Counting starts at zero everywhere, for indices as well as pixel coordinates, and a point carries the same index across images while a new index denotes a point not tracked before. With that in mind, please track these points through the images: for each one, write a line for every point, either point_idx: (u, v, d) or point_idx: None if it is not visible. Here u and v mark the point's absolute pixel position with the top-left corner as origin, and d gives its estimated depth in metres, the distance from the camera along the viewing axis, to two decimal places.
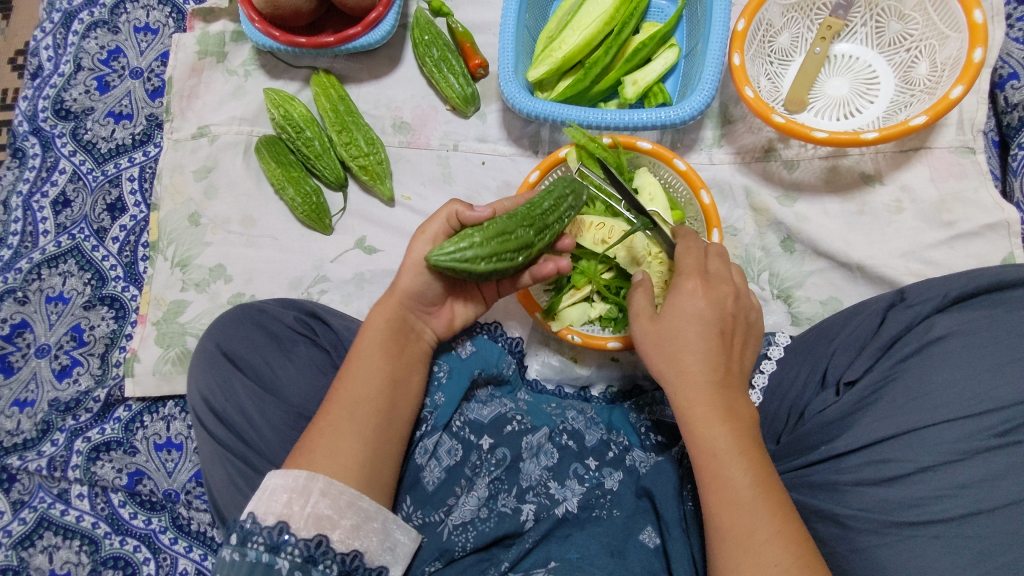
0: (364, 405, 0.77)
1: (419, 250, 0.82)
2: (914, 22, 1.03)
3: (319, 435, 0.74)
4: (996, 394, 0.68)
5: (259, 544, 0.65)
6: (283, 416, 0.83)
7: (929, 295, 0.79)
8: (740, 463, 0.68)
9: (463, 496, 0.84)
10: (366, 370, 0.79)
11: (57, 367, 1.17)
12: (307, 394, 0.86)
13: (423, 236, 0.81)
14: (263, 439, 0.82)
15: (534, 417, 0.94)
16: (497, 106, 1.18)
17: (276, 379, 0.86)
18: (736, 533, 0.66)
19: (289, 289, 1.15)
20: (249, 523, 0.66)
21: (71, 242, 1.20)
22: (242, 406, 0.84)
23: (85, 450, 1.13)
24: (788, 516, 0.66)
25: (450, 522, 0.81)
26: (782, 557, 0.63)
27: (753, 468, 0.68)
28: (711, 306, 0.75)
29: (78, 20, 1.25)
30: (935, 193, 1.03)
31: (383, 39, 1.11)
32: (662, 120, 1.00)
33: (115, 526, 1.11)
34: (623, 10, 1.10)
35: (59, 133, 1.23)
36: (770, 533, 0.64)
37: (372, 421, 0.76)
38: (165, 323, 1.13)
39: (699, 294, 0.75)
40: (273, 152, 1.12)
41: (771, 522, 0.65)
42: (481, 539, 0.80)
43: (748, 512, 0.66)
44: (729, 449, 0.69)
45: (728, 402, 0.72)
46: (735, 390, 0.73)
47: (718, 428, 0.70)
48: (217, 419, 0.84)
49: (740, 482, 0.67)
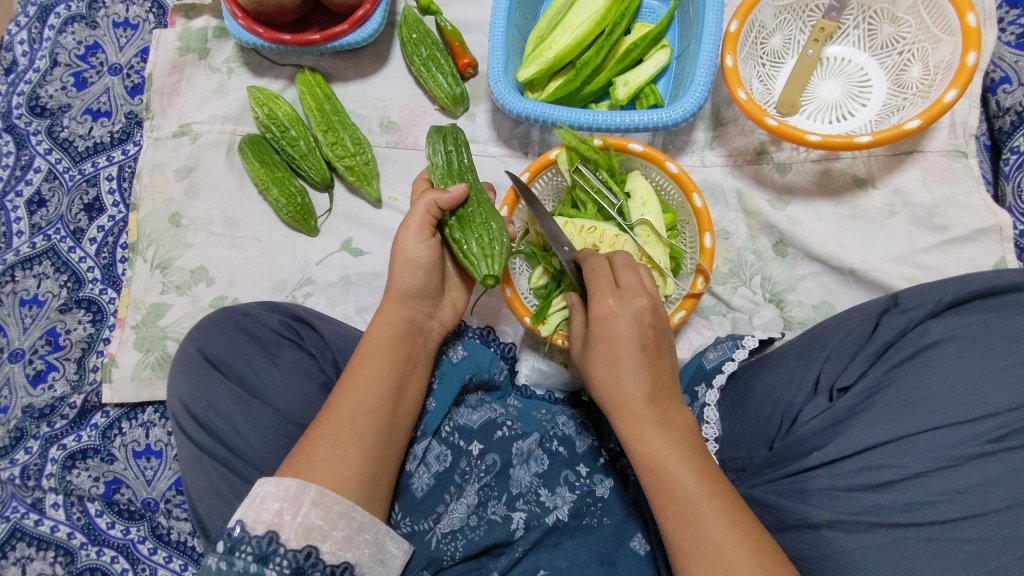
0: (365, 414, 0.74)
1: (406, 246, 0.84)
2: (906, 25, 1.02)
3: (317, 442, 0.71)
4: (990, 401, 0.67)
5: (246, 555, 0.63)
6: (268, 421, 0.80)
7: (924, 299, 0.77)
8: (685, 471, 0.67)
9: (453, 503, 0.81)
10: (369, 376, 0.77)
11: (31, 372, 1.13)
12: (293, 399, 0.83)
13: (407, 232, 0.84)
14: (248, 444, 0.79)
15: (524, 423, 0.91)
16: (486, 106, 1.16)
17: (262, 385, 0.84)
18: (693, 542, 0.64)
19: (274, 292, 1.12)
20: (238, 531, 0.64)
21: (47, 243, 1.16)
22: (225, 412, 0.81)
23: (60, 457, 1.10)
24: (743, 516, 0.65)
25: (439, 530, 0.79)
26: (742, 556, 0.61)
27: (698, 473, 0.67)
28: (629, 321, 0.74)
29: (55, 14, 1.22)
30: (927, 197, 1.02)
31: (370, 37, 1.09)
32: (654, 122, 0.99)
33: (92, 536, 1.07)
34: (614, 10, 1.08)
35: (35, 131, 1.20)
36: (721, 536, 0.63)
37: (372, 429, 0.74)
38: (145, 327, 1.10)
39: (616, 310, 0.74)
40: (257, 152, 1.10)
41: (725, 523, 0.63)
42: (472, 548, 0.78)
43: (698, 521, 0.64)
44: (672, 457, 0.68)
45: (663, 413, 0.71)
46: (667, 403, 0.72)
47: (654, 439, 0.69)
48: (200, 426, 0.82)
49: (688, 490, 0.66)
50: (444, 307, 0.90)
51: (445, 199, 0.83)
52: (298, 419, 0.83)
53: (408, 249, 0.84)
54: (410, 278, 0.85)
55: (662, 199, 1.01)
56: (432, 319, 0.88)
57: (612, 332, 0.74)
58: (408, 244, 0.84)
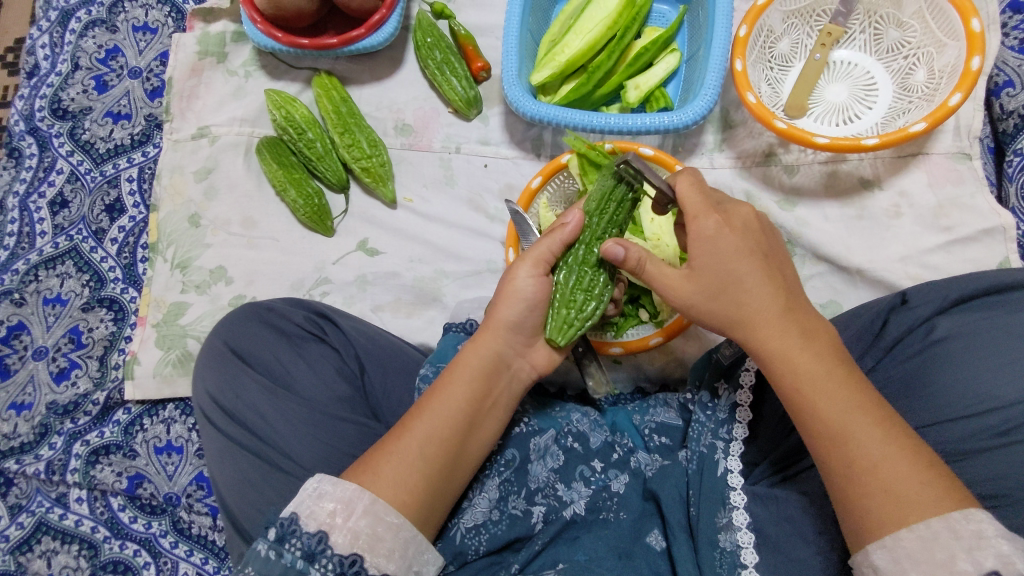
0: (435, 441, 0.75)
1: (521, 281, 0.81)
2: (912, 29, 1.05)
3: (385, 459, 0.73)
4: (997, 394, 0.69)
5: (296, 549, 0.64)
6: (295, 411, 0.84)
7: (931, 297, 0.79)
8: (838, 388, 0.67)
9: (476, 499, 0.85)
10: (448, 401, 0.77)
11: (54, 369, 1.15)
12: (317, 388, 0.87)
13: (527, 261, 0.81)
14: (277, 432, 0.83)
15: (541, 418, 0.93)
16: (499, 109, 1.19)
17: (288, 375, 0.89)
18: (858, 464, 0.64)
19: (291, 291, 1.14)
20: (292, 524, 0.66)
21: (69, 243, 1.18)
22: (253, 403, 0.85)
23: (84, 453, 1.11)
24: (902, 433, 0.64)
25: (462, 525, 0.83)
26: (907, 470, 0.62)
27: (852, 388, 0.67)
28: (740, 236, 0.73)
29: (76, 18, 1.24)
30: (932, 199, 1.05)
31: (386, 41, 1.12)
32: (665, 126, 1.01)
33: (115, 530, 1.09)
34: (626, 14, 1.10)
35: (57, 133, 1.22)
36: (883, 453, 0.63)
37: (436, 458, 0.75)
38: (165, 325, 1.12)
39: (728, 227, 0.73)
40: (275, 154, 1.13)
41: (890, 442, 0.63)
42: (494, 542, 0.82)
43: (852, 444, 0.64)
44: (824, 376, 0.67)
45: (804, 326, 0.70)
46: (804, 314, 0.72)
47: (806, 356, 0.69)
48: (228, 416, 0.86)
49: (843, 407, 0.66)
50: (541, 349, 0.86)
51: (567, 231, 0.81)
52: (323, 407, 0.85)
53: (517, 280, 0.81)
54: (511, 311, 0.81)
55: None
56: (523, 357, 0.85)
57: (731, 251, 0.72)
58: (523, 275, 0.81)
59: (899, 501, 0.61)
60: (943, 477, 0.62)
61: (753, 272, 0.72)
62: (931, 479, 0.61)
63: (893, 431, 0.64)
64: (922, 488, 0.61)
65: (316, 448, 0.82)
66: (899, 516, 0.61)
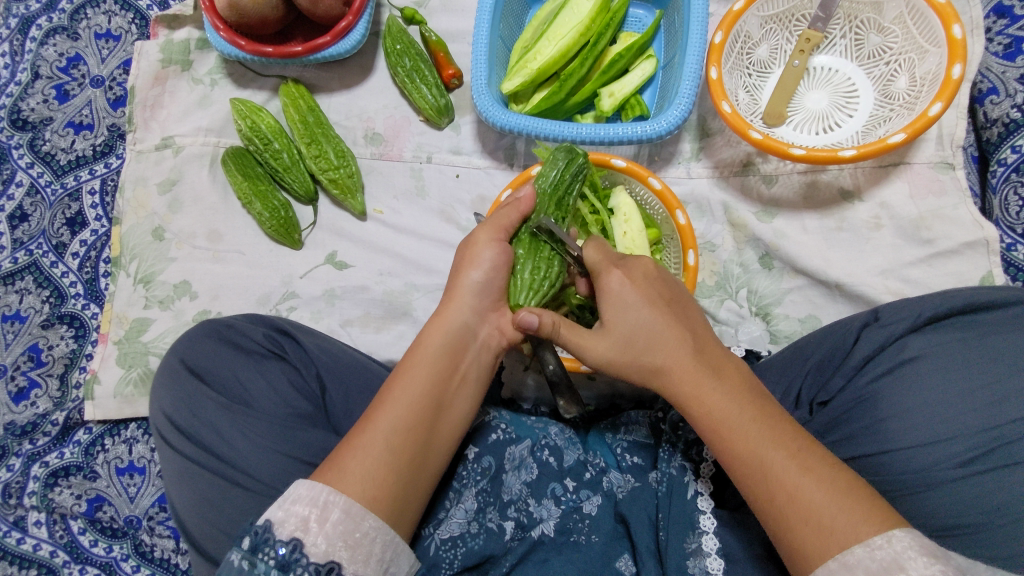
0: (402, 431, 0.70)
1: (487, 251, 0.80)
2: (893, 34, 1.02)
3: (351, 454, 0.67)
4: (964, 419, 0.66)
5: (268, 559, 0.58)
6: (253, 428, 0.80)
7: (903, 314, 0.75)
8: (754, 420, 0.65)
9: (452, 510, 0.81)
10: (411, 385, 0.73)
11: (13, 389, 1.12)
12: (277, 404, 0.84)
13: (489, 226, 0.82)
14: (234, 451, 0.80)
15: (517, 427, 0.90)
16: (471, 118, 1.15)
17: (246, 393, 0.85)
18: (787, 493, 0.61)
19: (257, 306, 1.11)
20: (264, 530, 0.59)
21: (29, 258, 1.16)
22: (210, 421, 0.82)
23: (42, 475, 1.09)
24: (829, 461, 0.62)
25: (438, 536, 0.79)
26: (833, 498, 0.59)
27: (768, 420, 0.65)
28: (640, 288, 0.74)
29: (37, 26, 1.22)
30: (914, 210, 1.01)
31: (353, 48, 1.08)
32: (638, 136, 0.98)
33: (75, 554, 1.07)
34: (599, 20, 1.07)
35: (16, 145, 1.19)
36: (806, 478, 0.61)
37: (406, 448, 0.69)
38: (128, 342, 1.09)
39: (625, 284, 0.74)
40: (240, 165, 1.09)
41: (816, 468, 0.61)
42: (470, 557, 0.77)
43: (770, 475, 0.62)
44: (737, 415, 0.66)
45: (712, 364, 0.70)
46: (712, 354, 0.72)
47: (720, 397, 0.67)
48: (184, 436, 0.82)
49: (764, 439, 0.64)
50: (506, 314, 0.82)
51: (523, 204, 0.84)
52: (283, 421, 0.82)
53: (480, 243, 0.80)
54: (474, 275, 0.79)
55: (646, 213, 1.02)
56: (489, 324, 0.81)
57: (631, 305, 0.73)
58: (484, 240, 0.80)
59: (824, 525, 0.58)
60: (877, 506, 0.58)
61: (659, 317, 0.73)
62: (858, 504, 0.58)
63: (811, 461, 0.62)
64: (851, 517, 0.57)
65: (272, 467, 0.79)
66: (824, 545, 0.57)
